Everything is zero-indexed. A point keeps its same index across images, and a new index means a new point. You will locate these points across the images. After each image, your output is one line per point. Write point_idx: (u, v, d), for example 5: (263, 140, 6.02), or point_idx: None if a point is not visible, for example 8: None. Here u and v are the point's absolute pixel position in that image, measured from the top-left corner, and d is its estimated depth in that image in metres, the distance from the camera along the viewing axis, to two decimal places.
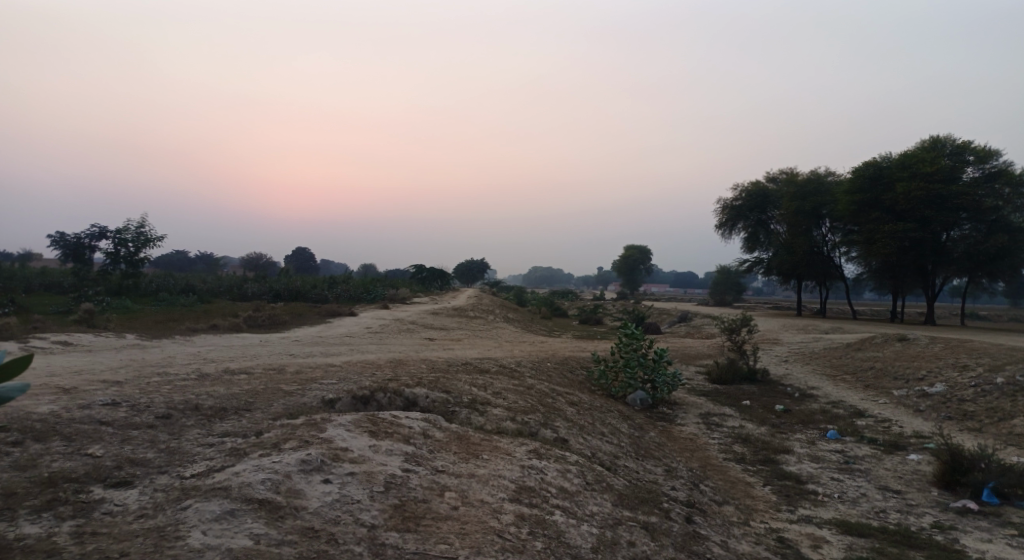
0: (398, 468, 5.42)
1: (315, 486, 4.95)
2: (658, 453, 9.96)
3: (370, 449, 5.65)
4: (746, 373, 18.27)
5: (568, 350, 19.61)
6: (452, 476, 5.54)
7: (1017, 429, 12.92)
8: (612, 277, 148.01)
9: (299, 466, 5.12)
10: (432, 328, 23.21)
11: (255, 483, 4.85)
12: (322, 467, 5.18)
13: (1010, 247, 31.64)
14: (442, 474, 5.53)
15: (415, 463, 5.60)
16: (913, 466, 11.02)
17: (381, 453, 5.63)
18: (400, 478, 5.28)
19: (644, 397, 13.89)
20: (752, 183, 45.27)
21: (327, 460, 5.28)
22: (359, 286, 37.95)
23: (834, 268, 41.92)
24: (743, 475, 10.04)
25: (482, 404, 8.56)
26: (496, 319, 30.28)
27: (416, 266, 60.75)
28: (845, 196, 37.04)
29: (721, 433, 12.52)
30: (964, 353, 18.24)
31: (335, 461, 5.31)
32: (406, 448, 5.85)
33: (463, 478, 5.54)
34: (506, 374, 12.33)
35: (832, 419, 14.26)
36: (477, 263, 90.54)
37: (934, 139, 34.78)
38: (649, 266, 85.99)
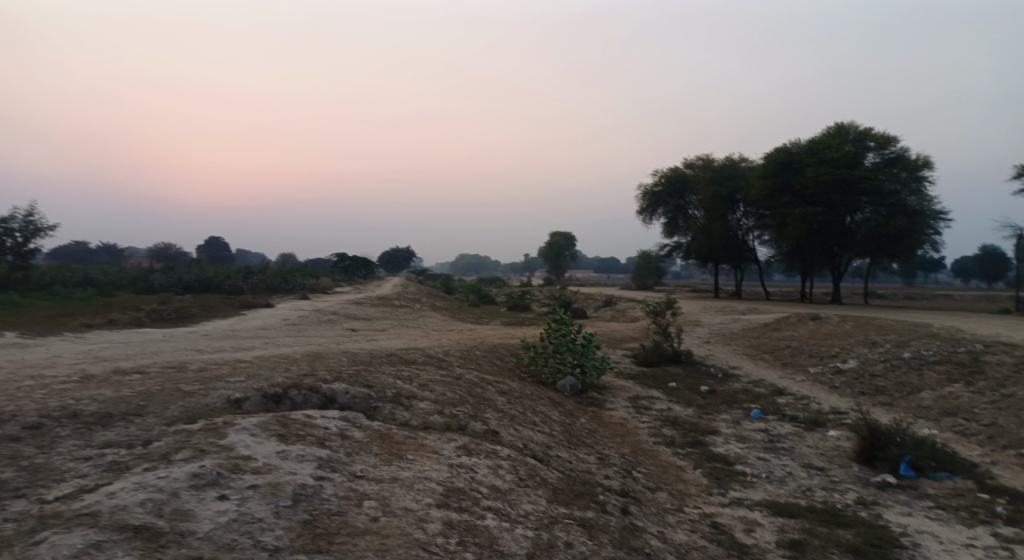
0: (309, 477, 4.89)
1: (208, 505, 4.37)
2: (589, 440, 9.76)
3: (278, 457, 5.09)
4: (671, 354, 18.47)
5: (496, 337, 19.29)
6: (371, 483, 5.06)
7: (924, 401, 13.52)
8: (538, 263, 149.06)
9: (189, 481, 4.54)
10: (354, 318, 22.39)
11: (132, 506, 4.23)
12: (219, 481, 4.61)
13: (908, 229, 33.33)
14: (361, 481, 5.05)
15: (330, 470, 5.09)
16: (834, 442, 11.29)
17: (289, 461, 5.08)
18: (311, 489, 4.76)
19: (574, 382, 13.71)
20: (671, 169, 46.20)
21: (225, 473, 4.71)
22: (277, 277, 36.43)
23: (749, 252, 43.32)
24: (674, 458, 9.98)
25: (408, 398, 8.10)
26: (422, 307, 29.68)
27: (339, 254, 59.11)
28: (759, 181, 38.28)
29: (650, 416, 12.49)
30: (872, 330, 19.06)
31: (235, 474, 4.74)
32: (320, 453, 5.33)
33: (384, 483, 5.07)
34: (432, 364, 11.87)
35: (755, 399, 14.53)
36: (402, 252, 89.22)
37: (839, 126, 36.41)
38: (573, 252, 86.91)
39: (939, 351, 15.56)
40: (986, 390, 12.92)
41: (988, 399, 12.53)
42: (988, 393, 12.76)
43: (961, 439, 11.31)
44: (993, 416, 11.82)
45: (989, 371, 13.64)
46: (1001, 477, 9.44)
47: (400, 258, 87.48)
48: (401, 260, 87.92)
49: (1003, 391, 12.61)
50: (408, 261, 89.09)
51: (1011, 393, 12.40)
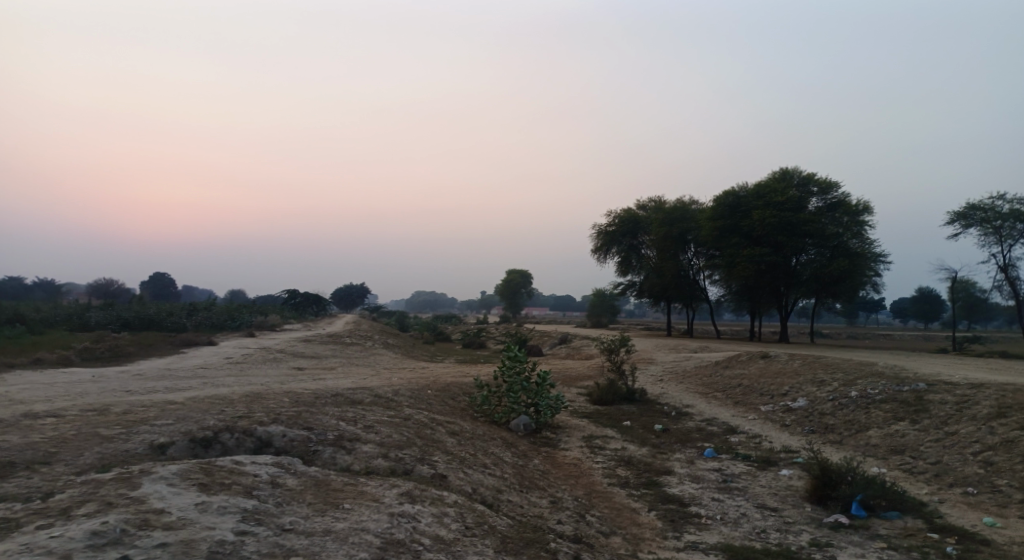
0: (229, 532, 4.49)
1: None
2: (542, 482, 9.47)
3: (195, 510, 4.68)
4: (625, 393, 18.36)
5: (448, 375, 18.90)
6: (300, 537, 4.67)
7: (872, 439, 13.65)
8: (494, 301, 148.90)
9: (86, 540, 4.11)
10: (302, 357, 21.70)
11: None
12: (122, 539, 4.19)
13: (850, 271, 34.36)
14: (288, 534, 4.66)
15: (255, 523, 4.69)
16: (786, 482, 11.23)
17: (209, 514, 4.68)
18: (230, 545, 4.35)
19: (527, 422, 13.40)
20: (625, 210, 46.93)
21: (130, 530, 4.29)
22: (224, 314, 35.30)
23: (700, 292, 44.00)
24: (628, 501, 9.74)
25: (351, 441, 7.71)
26: (374, 345, 29.04)
27: (290, 291, 57.84)
28: (708, 223, 39.12)
29: (604, 456, 12.26)
30: (820, 368, 19.36)
31: (142, 530, 4.31)
32: (245, 503, 4.93)
33: (314, 537, 4.70)
34: (380, 404, 11.45)
35: (708, 437, 14.45)
36: (356, 289, 87.97)
37: (784, 171, 37.66)
38: (529, 290, 87.08)
39: (885, 390, 15.83)
40: (930, 428, 13.13)
41: (932, 437, 12.71)
42: (933, 431, 12.95)
43: (909, 477, 11.40)
44: (939, 454, 11.97)
45: (932, 409, 13.89)
46: (949, 515, 9.48)
47: (353, 295, 86.14)
48: (355, 297, 86.63)
49: (946, 429, 12.83)
50: (362, 299, 87.86)
51: (954, 431, 12.61)
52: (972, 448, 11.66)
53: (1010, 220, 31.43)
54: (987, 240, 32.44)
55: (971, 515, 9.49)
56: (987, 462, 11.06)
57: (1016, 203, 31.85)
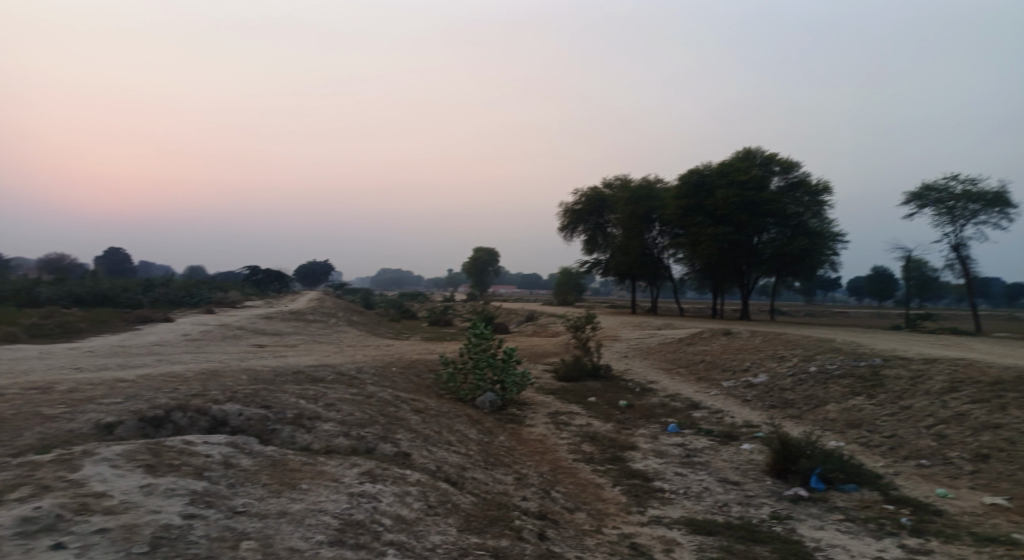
0: (176, 516, 4.30)
1: (41, 555, 3.73)
2: (507, 459, 9.41)
3: (140, 493, 4.47)
4: (591, 369, 18.41)
5: (414, 352, 18.70)
6: (252, 520, 4.49)
7: (830, 413, 13.92)
8: (460, 279, 148.35)
9: (19, 528, 3.88)
10: (263, 334, 21.23)
11: None
12: (58, 526, 3.97)
13: (810, 249, 34.99)
14: (240, 517, 4.48)
15: (204, 506, 4.50)
16: (747, 456, 11.39)
17: (155, 497, 4.46)
18: (177, 530, 4.15)
19: (493, 399, 13.32)
20: (591, 188, 46.88)
21: (67, 516, 4.07)
22: (181, 290, 34.37)
23: (665, 270, 44.35)
24: (593, 476, 9.75)
25: (311, 419, 7.53)
26: (337, 322, 28.61)
27: (251, 267, 56.62)
28: (673, 201, 39.34)
29: (569, 432, 12.27)
30: (780, 344, 19.68)
31: (80, 516, 4.09)
32: (195, 485, 4.73)
33: (268, 519, 4.53)
34: (342, 382, 11.24)
35: (671, 413, 14.58)
36: (320, 265, 86.61)
37: (747, 150, 38.00)
38: (496, 268, 86.85)
39: (843, 365, 16.15)
40: (886, 402, 13.43)
41: (888, 411, 13.01)
42: (888, 406, 13.26)
43: (866, 450, 11.65)
44: (894, 427, 12.26)
45: (888, 384, 14.21)
46: (904, 487, 9.71)
47: (317, 272, 84.80)
48: (319, 274, 85.32)
49: (901, 403, 13.13)
50: (326, 276, 86.60)
51: (909, 405, 12.92)
52: (925, 422, 11.96)
53: (963, 200, 32.27)
54: (941, 220, 33.28)
55: (924, 487, 9.73)
56: (940, 435, 11.35)
57: (969, 184, 32.70)
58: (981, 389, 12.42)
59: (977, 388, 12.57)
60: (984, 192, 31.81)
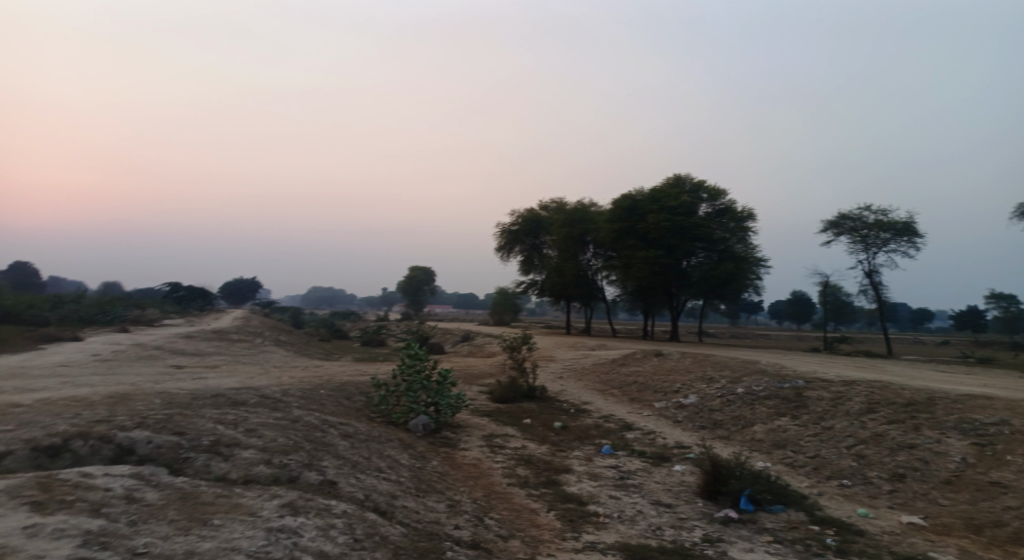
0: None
1: None
2: (439, 485, 9.14)
3: (24, 535, 4.04)
4: (526, 391, 18.30)
5: (344, 374, 18.14)
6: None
7: (757, 434, 14.24)
8: (394, 298, 146.37)
9: None
10: (182, 354, 20.18)
11: None
12: None
13: (736, 274, 36.16)
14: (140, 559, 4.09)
15: (99, 548, 4.10)
16: (679, 477, 11.48)
17: (40, 539, 4.03)
18: None
19: (427, 421, 13.00)
20: (528, 209, 47.27)
21: None
22: (95, 307, 32.44)
23: (598, 292, 44.94)
24: (528, 501, 9.59)
25: (229, 447, 7.16)
26: (264, 342, 27.57)
27: (173, 283, 54.11)
28: (607, 224, 40.00)
29: (503, 456, 12.08)
30: (709, 366, 20.11)
31: None
32: (90, 524, 4.32)
33: None
34: (266, 405, 10.73)
35: (605, 434, 14.61)
36: (248, 283, 83.78)
37: (678, 176, 39.10)
38: (431, 287, 86.12)
39: (768, 387, 16.60)
40: (810, 423, 13.84)
41: (811, 432, 13.40)
42: (811, 426, 13.66)
43: (791, 471, 11.94)
44: (817, 447, 12.62)
45: (811, 405, 14.67)
46: (828, 508, 9.95)
47: (244, 289, 81.93)
48: (246, 292, 82.43)
49: (823, 423, 13.57)
50: (254, 293, 83.76)
51: (830, 426, 13.35)
52: (846, 442, 12.36)
53: (876, 230, 34.10)
54: (856, 247, 35.03)
55: (847, 507, 10.00)
56: (859, 455, 11.74)
57: (881, 214, 34.60)
58: (896, 410, 12.96)
59: (893, 409, 13.11)
60: (894, 222, 33.71)
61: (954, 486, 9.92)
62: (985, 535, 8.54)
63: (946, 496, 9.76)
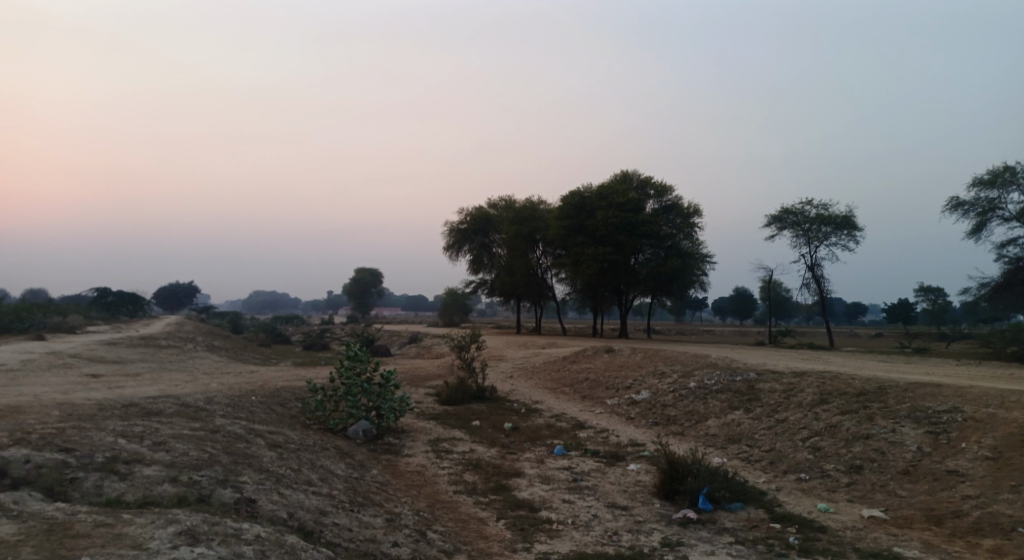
0: None
1: None
2: (378, 497, 8.36)
3: None
4: (474, 391, 17.61)
5: (281, 379, 17.05)
6: None
7: (711, 429, 13.88)
8: (339, 302, 143.36)
9: None
10: (102, 362, 18.70)
11: None
12: None
13: (683, 270, 36.26)
14: None
15: None
16: (634, 477, 10.96)
17: None
18: None
19: (367, 427, 12.16)
20: (476, 208, 46.50)
21: None
22: (10, 314, 30.14)
23: (547, 290, 44.59)
24: (475, 510, 8.88)
25: (129, 464, 6.32)
26: (197, 348, 26.07)
27: (101, 289, 51.25)
28: (555, 222, 39.57)
29: (450, 461, 11.34)
30: (660, 361, 19.80)
31: None
32: None
33: None
34: (185, 415, 9.74)
35: (557, 434, 14.03)
36: (185, 287, 80.38)
37: (624, 173, 39.04)
38: (378, 290, 84.39)
39: (720, 380, 16.33)
40: (763, 416, 13.56)
41: (765, 425, 13.11)
42: (765, 419, 13.38)
43: (747, 466, 11.56)
44: (772, 441, 12.31)
45: (763, 398, 14.42)
46: (787, 503, 9.56)
47: (179, 294, 78.49)
48: (182, 297, 79.07)
49: (777, 416, 13.30)
50: (191, 298, 80.43)
51: (784, 418, 13.08)
52: (801, 435, 12.09)
53: (817, 224, 34.66)
54: (798, 241, 35.54)
55: (806, 501, 9.63)
56: (815, 447, 11.45)
57: (821, 209, 35.24)
58: (848, 401, 12.78)
59: (845, 399, 12.95)
60: (834, 216, 34.33)
61: (912, 476, 9.66)
62: (947, 527, 8.25)
63: (905, 486, 9.50)
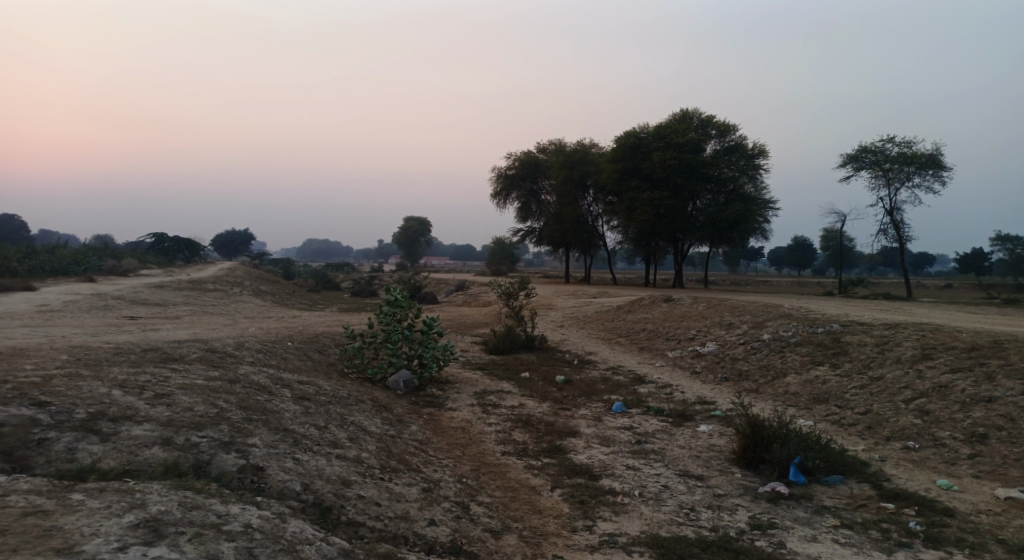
0: None
1: None
2: (415, 461, 7.24)
3: None
4: (524, 340, 16.41)
5: (319, 324, 16.16)
6: None
7: (791, 387, 12.34)
8: (389, 251, 144.22)
9: None
10: (143, 305, 18.18)
11: None
12: None
13: (745, 216, 33.95)
14: None
15: None
16: (707, 441, 9.58)
17: None
18: None
19: (409, 377, 11.10)
20: (526, 152, 44.63)
21: None
22: (65, 256, 30.31)
23: (598, 238, 42.89)
24: (527, 476, 7.70)
25: (114, 421, 5.28)
26: (242, 292, 25.55)
27: (157, 234, 51.84)
28: (608, 165, 37.47)
29: (498, 417, 10.17)
30: (726, 311, 18.17)
31: None
32: None
33: None
34: (206, 362, 8.78)
35: (614, 389, 12.72)
36: (239, 235, 81.28)
37: (684, 112, 36.52)
38: (427, 238, 83.90)
39: (799, 333, 14.65)
40: (853, 373, 11.92)
41: (857, 383, 11.49)
42: (855, 377, 11.75)
43: (839, 430, 10.04)
44: (867, 402, 10.71)
45: (852, 352, 12.75)
46: (898, 478, 8.03)
47: (235, 240, 79.43)
48: (237, 244, 80.09)
49: (870, 373, 11.66)
50: (246, 245, 81.41)
51: (880, 376, 11.44)
52: (903, 396, 10.45)
53: (898, 163, 31.73)
54: (876, 183, 32.70)
55: (921, 477, 8.08)
56: (922, 411, 9.84)
57: (904, 147, 32.22)
58: (958, 357, 11.04)
59: (953, 355, 11.20)
60: (917, 155, 31.34)
61: None
62: None
63: None
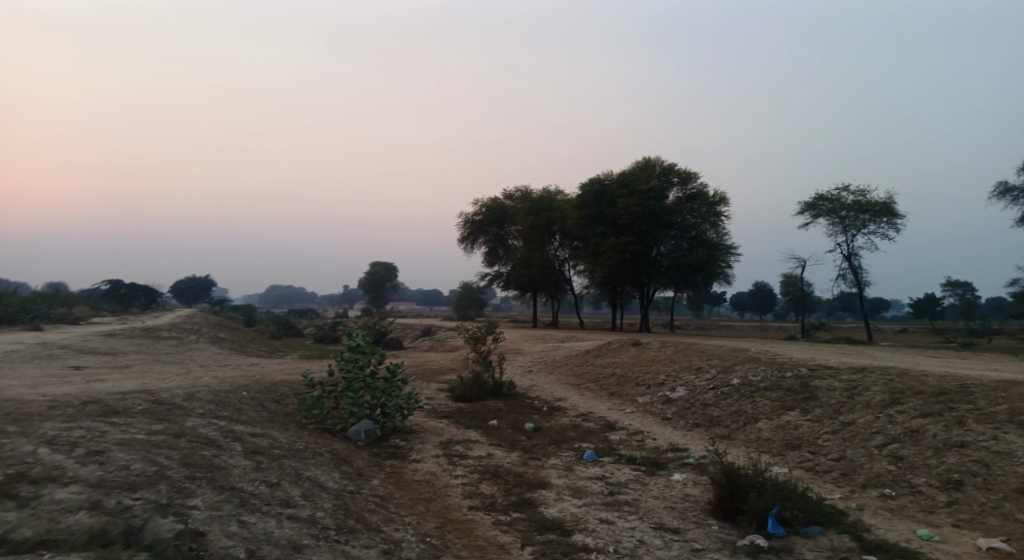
0: None
1: None
2: (375, 519, 6.75)
3: None
4: (491, 387, 16.00)
5: (279, 373, 15.54)
6: None
7: (764, 433, 12.13)
8: (354, 297, 142.67)
9: None
10: (92, 354, 17.34)
11: None
12: None
13: (709, 261, 34.31)
14: None
15: None
16: (681, 490, 9.25)
17: None
18: None
19: (370, 428, 10.60)
20: (492, 198, 44.80)
21: None
22: (12, 303, 29.05)
23: (565, 283, 42.89)
24: (495, 533, 7.25)
25: (36, 484, 4.77)
26: (199, 339, 24.68)
27: (113, 281, 50.36)
28: (573, 211, 37.73)
29: (464, 468, 9.71)
30: (695, 355, 18.03)
31: None
32: None
33: None
34: (151, 415, 8.21)
35: (584, 436, 12.36)
36: (200, 281, 79.54)
37: (646, 160, 37.14)
38: (393, 284, 83.16)
39: (768, 377, 14.52)
40: (825, 418, 11.77)
41: (829, 428, 11.32)
42: (827, 422, 11.59)
43: (815, 478, 9.81)
44: (840, 448, 10.53)
45: (822, 397, 12.64)
46: (877, 528, 7.79)
47: (195, 287, 77.67)
48: (198, 290, 78.29)
49: (841, 418, 11.51)
50: (207, 292, 79.62)
51: (851, 421, 11.30)
52: (876, 441, 10.30)
53: (855, 211, 32.54)
54: (834, 230, 33.44)
55: (901, 526, 7.85)
56: (896, 457, 9.67)
57: (859, 195, 33.12)
58: (927, 401, 10.97)
59: (922, 399, 11.13)
60: (873, 203, 32.21)
61: None
62: None
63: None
